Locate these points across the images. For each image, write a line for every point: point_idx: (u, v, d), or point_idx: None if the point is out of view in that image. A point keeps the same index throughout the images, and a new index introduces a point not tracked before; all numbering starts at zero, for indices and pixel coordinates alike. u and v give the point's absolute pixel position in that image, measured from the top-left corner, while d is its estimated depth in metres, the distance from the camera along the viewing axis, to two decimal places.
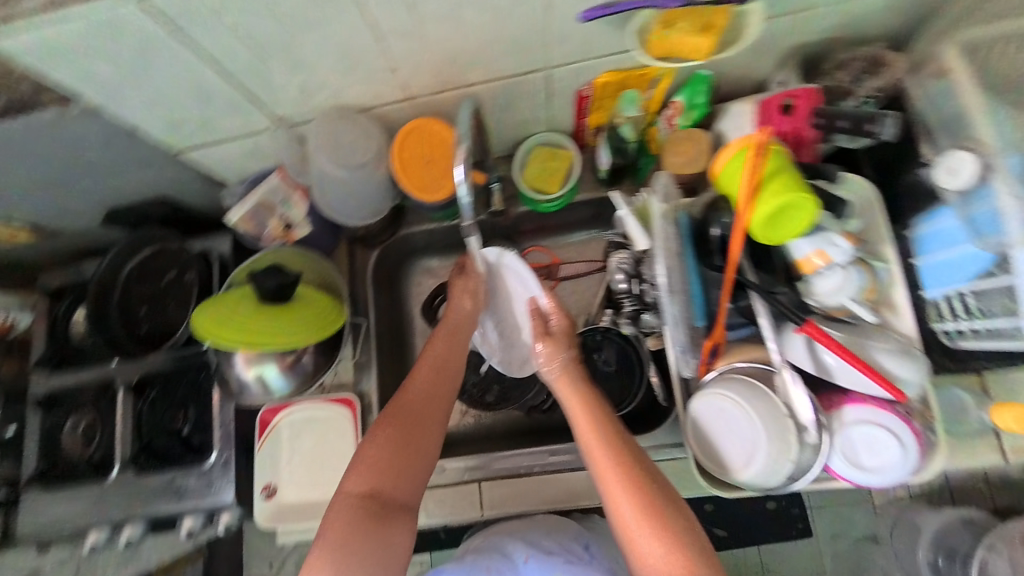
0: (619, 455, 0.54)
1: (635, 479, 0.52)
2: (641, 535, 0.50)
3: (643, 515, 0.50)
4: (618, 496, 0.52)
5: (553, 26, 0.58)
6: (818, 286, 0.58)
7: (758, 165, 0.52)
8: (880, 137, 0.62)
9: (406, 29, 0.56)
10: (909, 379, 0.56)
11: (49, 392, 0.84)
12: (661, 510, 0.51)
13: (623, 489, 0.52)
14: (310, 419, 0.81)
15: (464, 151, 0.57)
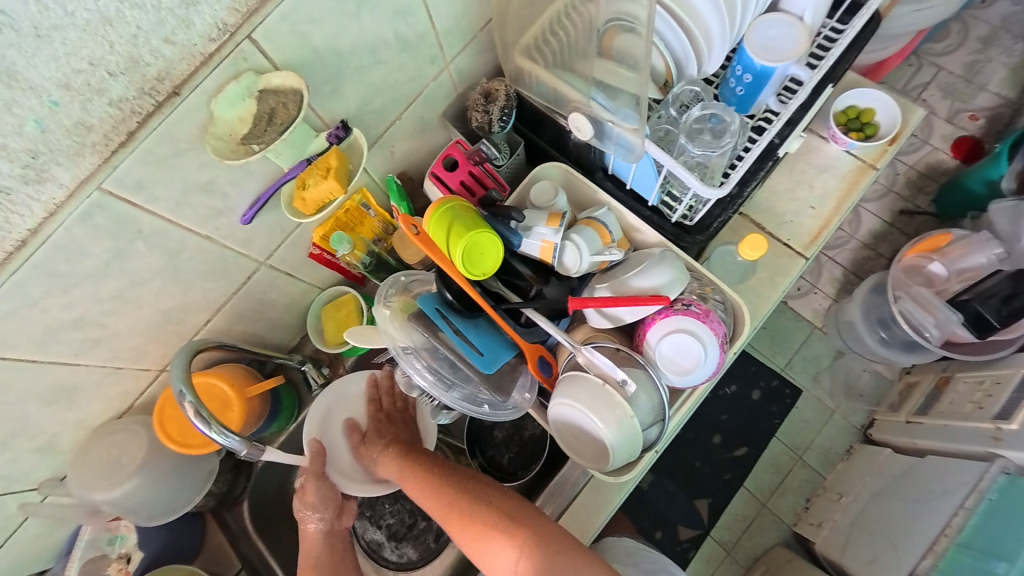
0: (451, 497, 0.63)
1: (467, 509, 0.61)
2: (488, 544, 0.58)
3: (481, 529, 0.59)
4: (458, 529, 0.61)
5: (227, 243, 0.63)
6: (566, 264, 0.66)
7: (429, 238, 0.58)
8: (495, 158, 0.74)
9: (92, 339, 0.56)
10: (665, 284, 0.62)
11: None
12: (460, 499, 0.62)
13: (463, 524, 0.61)
14: None
15: (192, 405, 0.57)
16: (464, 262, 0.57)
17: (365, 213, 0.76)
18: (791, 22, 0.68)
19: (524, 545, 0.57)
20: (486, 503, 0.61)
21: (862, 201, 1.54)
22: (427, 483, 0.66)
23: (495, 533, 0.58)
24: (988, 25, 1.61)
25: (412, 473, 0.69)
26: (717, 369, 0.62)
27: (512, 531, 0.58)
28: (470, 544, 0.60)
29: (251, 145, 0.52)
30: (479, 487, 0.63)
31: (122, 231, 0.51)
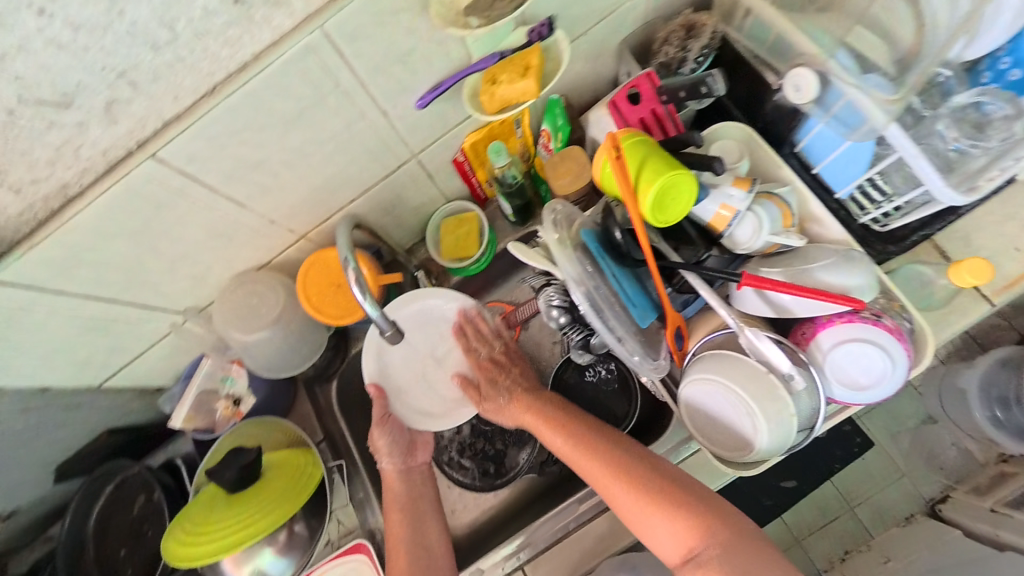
0: (600, 454, 0.60)
1: (615, 459, 0.59)
2: (647, 511, 0.54)
3: (637, 495, 0.55)
4: (609, 481, 0.58)
5: (397, 124, 0.61)
6: (739, 235, 0.60)
7: (621, 166, 0.54)
8: (716, 93, 0.65)
9: (264, 187, 0.57)
10: (855, 287, 0.56)
11: None
12: (605, 450, 0.60)
13: (620, 488, 0.57)
14: None
15: (355, 273, 0.57)
16: (657, 200, 0.52)
17: (514, 129, 0.74)
18: None
19: (686, 511, 0.53)
20: (643, 471, 0.57)
21: None
22: (563, 428, 0.64)
23: (652, 491, 0.55)
24: None
25: (544, 417, 0.67)
26: (891, 393, 0.55)
27: (672, 506, 0.53)
28: (621, 498, 0.56)
29: (472, 20, 0.52)
30: (633, 451, 0.59)
31: (325, 80, 0.49)
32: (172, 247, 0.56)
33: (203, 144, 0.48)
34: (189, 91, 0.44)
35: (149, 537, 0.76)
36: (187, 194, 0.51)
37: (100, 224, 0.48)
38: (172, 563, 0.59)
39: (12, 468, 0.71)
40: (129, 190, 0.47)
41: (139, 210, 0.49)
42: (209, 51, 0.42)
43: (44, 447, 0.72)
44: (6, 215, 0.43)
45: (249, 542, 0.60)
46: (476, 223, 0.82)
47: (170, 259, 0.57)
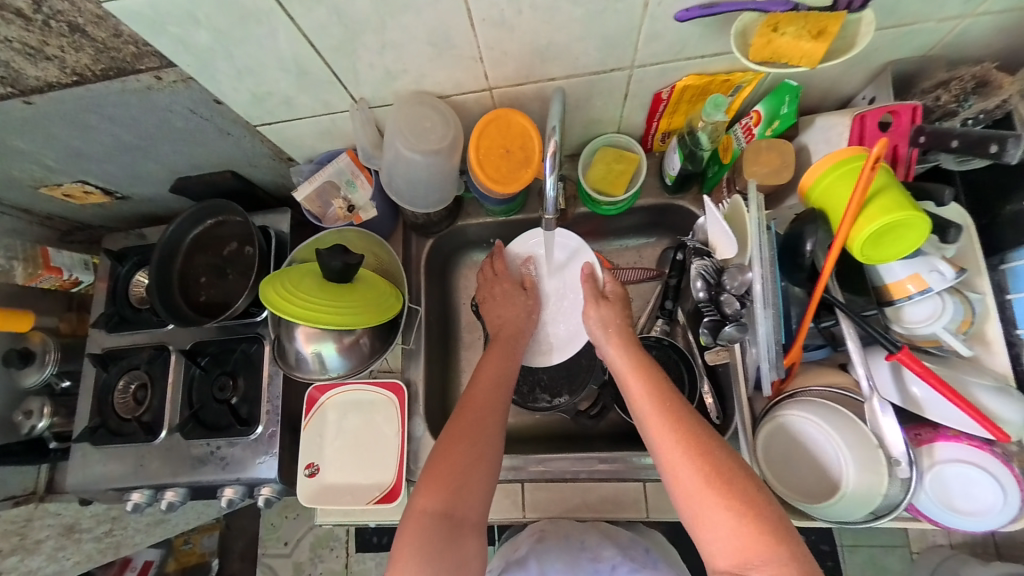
0: (687, 427, 0.53)
1: (695, 440, 0.51)
2: (713, 511, 0.48)
3: (707, 487, 0.48)
4: (682, 459, 0.51)
5: (647, 23, 0.57)
6: (913, 312, 0.55)
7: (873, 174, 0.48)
8: (1007, 160, 0.54)
9: (501, 17, 0.55)
10: (1004, 419, 0.52)
11: (101, 351, 0.88)
12: (683, 423, 0.53)
13: (692, 474, 0.50)
14: (358, 401, 0.80)
15: (556, 147, 0.56)
16: (885, 226, 0.48)
17: (733, 94, 0.69)
18: None
19: (762, 527, 0.46)
20: (731, 468, 0.49)
21: None
22: (651, 384, 0.58)
23: (731, 494, 0.48)
24: None
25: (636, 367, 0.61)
26: (965, 526, 0.53)
27: (748, 516, 0.46)
28: (688, 484, 0.50)
29: None
30: (715, 437, 0.52)
31: None
32: (394, 31, 0.56)
33: None
34: None
35: (228, 278, 0.83)
36: None
37: None
38: (268, 307, 0.64)
39: (152, 158, 0.77)
40: None
41: None
42: None
43: (182, 155, 0.78)
44: None
45: (331, 326, 0.64)
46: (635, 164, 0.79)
47: (384, 43, 0.57)
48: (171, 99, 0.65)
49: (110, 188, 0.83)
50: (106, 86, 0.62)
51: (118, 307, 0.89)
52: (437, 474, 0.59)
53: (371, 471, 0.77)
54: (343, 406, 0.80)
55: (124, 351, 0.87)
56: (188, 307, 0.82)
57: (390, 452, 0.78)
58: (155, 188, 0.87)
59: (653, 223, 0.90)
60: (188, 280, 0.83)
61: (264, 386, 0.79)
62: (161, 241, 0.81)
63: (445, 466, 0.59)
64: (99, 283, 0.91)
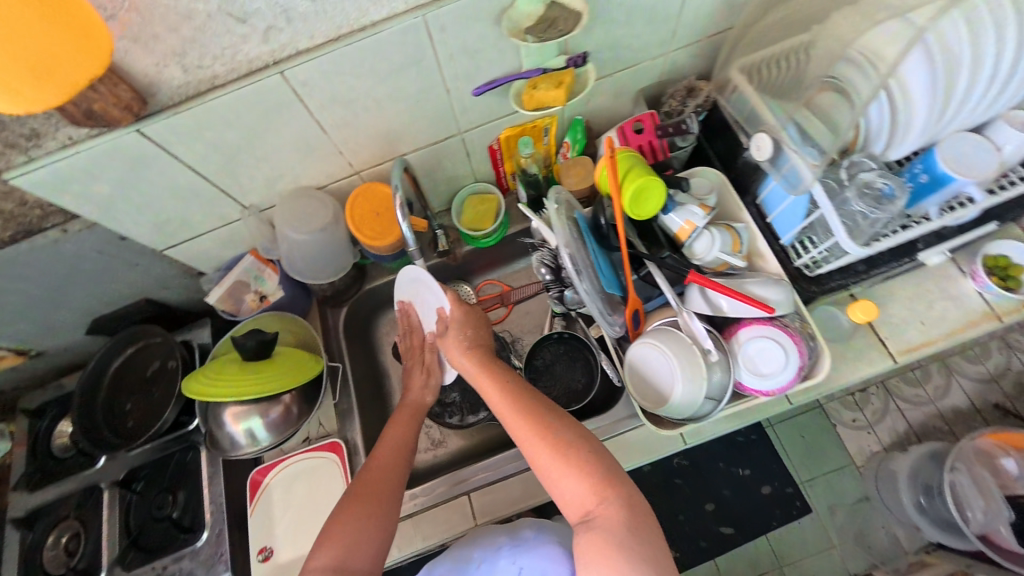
0: (533, 414, 0.66)
1: (539, 422, 0.65)
2: (559, 476, 0.61)
3: (550, 459, 0.62)
4: (530, 441, 0.64)
5: (456, 101, 0.79)
6: (696, 248, 0.76)
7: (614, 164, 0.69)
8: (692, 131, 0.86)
9: (345, 120, 0.74)
10: (775, 300, 0.70)
11: (24, 513, 0.85)
12: (528, 413, 0.66)
13: (541, 450, 0.63)
14: (299, 472, 0.85)
15: (401, 200, 0.72)
16: (636, 194, 0.69)
17: (544, 136, 0.93)
18: (991, 151, 0.73)
19: (592, 477, 0.59)
20: (569, 436, 0.63)
21: (961, 376, 1.80)
22: (504, 387, 0.70)
23: (568, 458, 0.61)
24: None
25: (490, 377, 0.72)
26: (784, 387, 0.68)
27: (583, 471, 0.60)
28: (540, 459, 0.62)
29: (529, 36, 0.68)
30: (557, 415, 0.66)
31: (416, 50, 0.68)
32: (264, 148, 0.72)
33: (318, 75, 0.65)
34: (322, 35, 0.61)
35: (154, 395, 0.88)
36: (291, 109, 0.68)
37: (226, 116, 0.65)
38: (192, 396, 0.71)
39: (66, 303, 0.85)
40: (257, 92, 0.63)
41: (257, 114, 0.66)
42: (344, 12, 0.60)
43: (96, 294, 0.86)
44: (170, 86, 0.60)
45: (258, 393, 0.73)
46: (495, 201, 1.00)
47: (258, 158, 0.74)
48: (79, 246, 0.76)
49: (23, 345, 0.88)
50: (15, 248, 0.71)
51: (40, 462, 0.89)
52: (335, 531, 0.64)
53: None
54: (287, 479, 0.85)
55: (50, 505, 0.85)
56: (116, 436, 0.85)
57: None
58: (71, 334, 0.92)
59: (528, 244, 1.09)
60: (113, 413, 0.86)
61: (204, 489, 0.83)
62: (79, 383, 0.85)
63: (346, 519, 0.65)
64: (17, 443, 0.91)
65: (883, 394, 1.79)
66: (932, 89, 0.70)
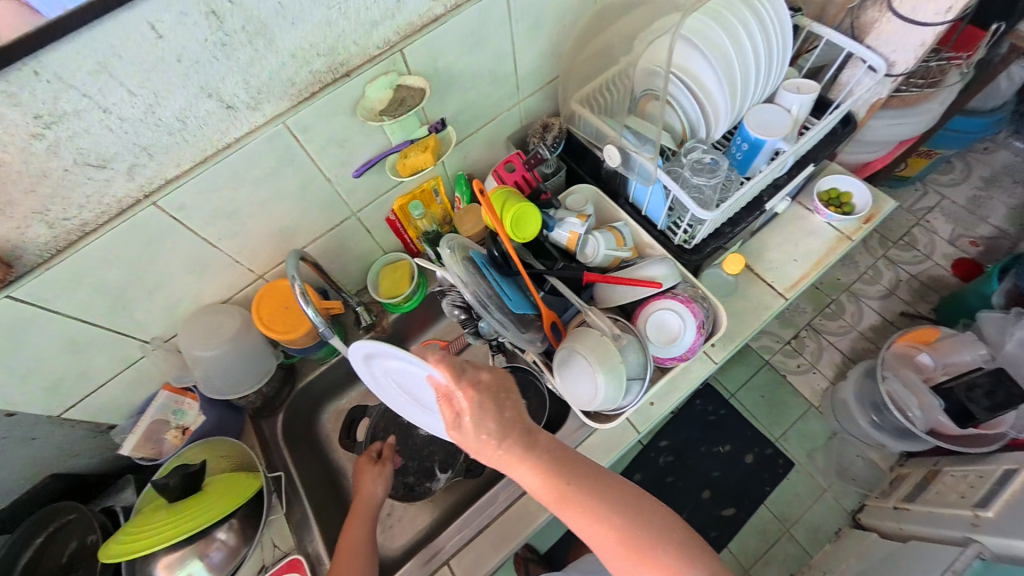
0: (604, 517, 0.56)
1: (601, 514, 0.56)
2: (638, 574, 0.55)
3: (625, 555, 0.56)
4: (603, 535, 0.56)
5: (339, 187, 0.85)
6: (587, 251, 0.86)
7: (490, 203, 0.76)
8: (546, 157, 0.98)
9: (234, 230, 0.77)
10: (662, 275, 0.78)
11: None
12: (592, 507, 0.57)
13: (625, 561, 0.55)
14: None
15: (298, 288, 0.72)
16: (518, 216, 0.76)
17: (434, 197, 1.02)
18: (783, 113, 0.91)
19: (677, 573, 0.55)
20: (637, 526, 0.56)
21: (868, 299, 2.04)
22: (546, 472, 0.58)
23: (648, 555, 0.55)
24: (935, 197, 2.22)
25: (535, 468, 0.58)
26: (693, 350, 0.76)
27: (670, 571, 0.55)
28: (610, 553, 0.56)
29: (384, 118, 0.75)
30: (621, 499, 0.58)
31: (285, 154, 0.74)
32: (154, 278, 0.73)
33: (194, 196, 0.69)
34: (187, 160, 0.65)
35: None
36: (173, 234, 0.71)
37: (103, 258, 0.66)
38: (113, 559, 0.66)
39: None
40: (133, 228, 0.66)
41: (137, 247, 0.68)
42: (204, 136, 0.64)
43: None
44: (35, 244, 0.60)
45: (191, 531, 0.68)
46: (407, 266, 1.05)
47: (150, 289, 0.74)
48: None
49: None
50: None
51: None
52: None
53: None
54: None
55: None
56: None
57: None
58: None
59: None
60: None
61: None
62: None
63: None
64: None
65: (813, 335, 1.97)
66: (720, 80, 0.86)
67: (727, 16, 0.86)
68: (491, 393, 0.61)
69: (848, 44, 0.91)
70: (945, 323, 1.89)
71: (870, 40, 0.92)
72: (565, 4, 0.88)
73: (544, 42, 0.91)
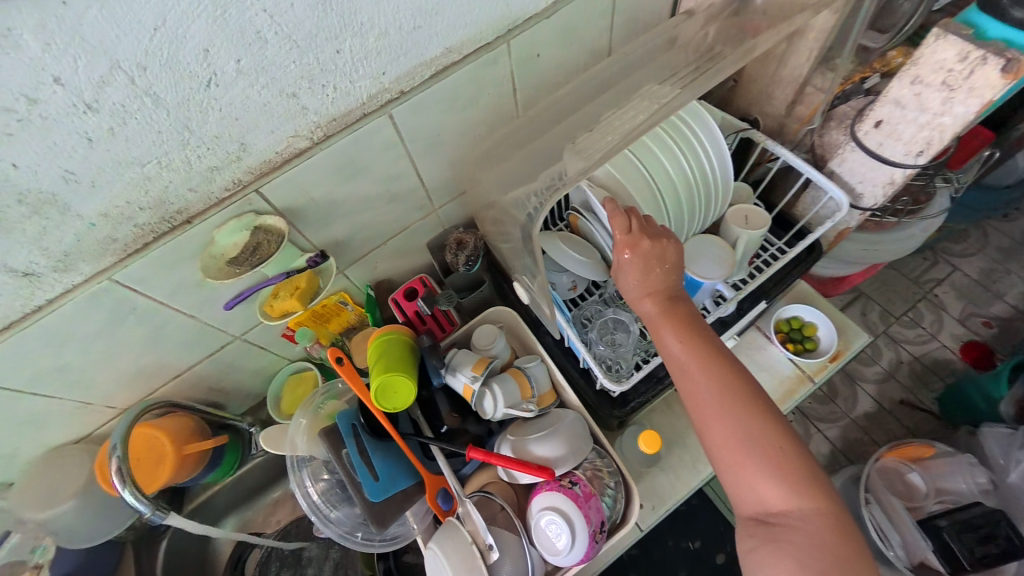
0: (729, 416, 0.58)
1: (713, 406, 0.58)
2: (753, 475, 0.56)
3: (732, 447, 0.57)
4: (730, 432, 0.57)
5: (207, 322, 0.76)
6: (484, 407, 0.73)
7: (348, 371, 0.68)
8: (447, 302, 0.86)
9: (72, 380, 0.69)
10: (556, 458, 0.67)
11: None
12: (732, 406, 0.58)
13: (721, 423, 0.58)
14: None
15: (115, 461, 0.78)
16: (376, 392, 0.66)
17: (342, 308, 0.90)
18: (725, 249, 0.75)
19: (759, 466, 0.55)
20: (754, 422, 0.57)
21: (865, 382, 1.85)
22: (704, 362, 0.61)
23: (772, 444, 0.56)
24: (948, 267, 2.01)
25: (675, 319, 0.64)
26: (586, 556, 0.63)
27: (776, 466, 0.55)
28: (739, 457, 0.56)
29: (233, 269, 0.67)
30: (740, 391, 0.59)
31: (118, 307, 0.64)
32: None
33: (4, 360, 0.61)
34: None
35: None
36: None
37: None
38: None
39: None
40: None
41: None
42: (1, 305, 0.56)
43: None
44: None
45: None
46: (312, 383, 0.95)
47: None
48: None
49: None
50: None
51: None
52: None
53: None
54: None
55: None
56: None
57: None
58: None
59: None
60: None
61: None
62: None
63: None
64: None
65: (801, 422, 1.79)
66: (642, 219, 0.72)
67: (647, 145, 0.75)
68: (649, 257, 0.64)
69: (806, 170, 0.75)
70: (949, 419, 1.69)
71: (831, 166, 0.79)
72: (469, 120, 0.77)
73: (451, 157, 0.81)
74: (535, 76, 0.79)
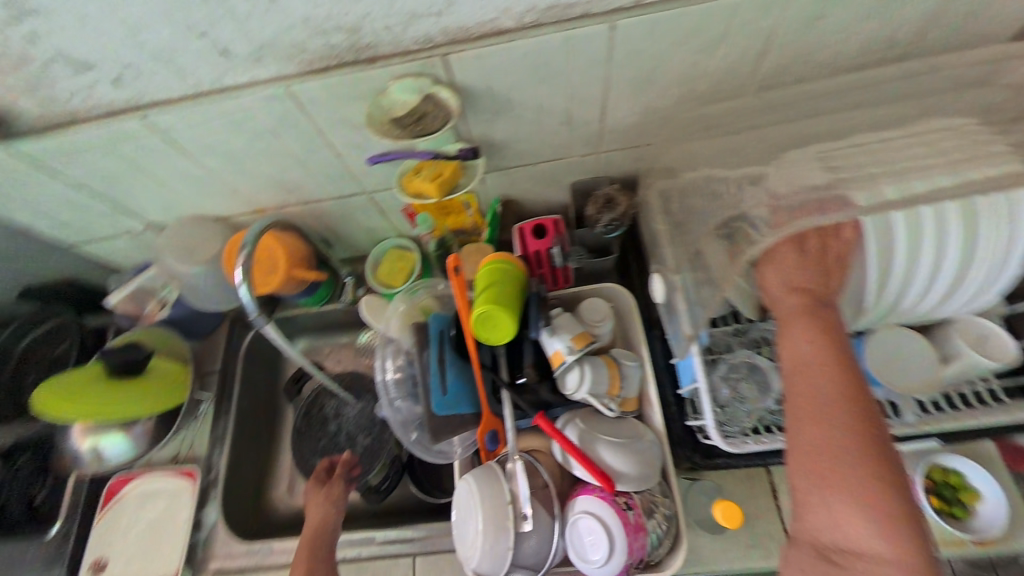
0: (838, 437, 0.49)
1: (821, 421, 0.50)
2: (838, 504, 0.47)
3: (825, 469, 0.48)
4: (832, 455, 0.48)
5: (347, 165, 0.76)
6: (566, 381, 0.66)
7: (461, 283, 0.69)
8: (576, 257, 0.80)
9: (228, 165, 0.75)
10: (622, 472, 0.61)
11: None
12: (843, 429, 0.49)
13: (816, 434, 0.50)
14: (158, 490, 0.92)
15: (243, 258, 0.71)
16: (478, 320, 0.65)
17: (464, 209, 0.85)
18: (928, 357, 0.62)
19: (853, 496, 0.47)
20: (863, 451, 0.48)
21: None
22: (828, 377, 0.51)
23: (877, 481, 0.47)
24: None
25: (813, 324, 0.54)
26: None
27: (871, 500, 0.46)
28: (829, 482, 0.48)
29: (393, 128, 0.63)
30: (860, 417, 0.49)
31: (285, 117, 0.65)
32: (146, 173, 0.75)
33: (185, 122, 0.65)
34: (179, 88, 0.61)
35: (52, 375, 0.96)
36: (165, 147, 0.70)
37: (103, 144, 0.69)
38: (42, 408, 0.79)
39: None
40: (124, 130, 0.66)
41: (128, 146, 0.69)
42: (197, 71, 0.59)
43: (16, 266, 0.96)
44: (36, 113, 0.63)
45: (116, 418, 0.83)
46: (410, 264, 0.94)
47: (145, 180, 0.77)
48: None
49: None
50: None
51: None
52: None
53: (165, 555, 0.86)
54: (143, 495, 0.92)
55: None
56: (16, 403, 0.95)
57: (178, 535, 0.87)
58: None
59: None
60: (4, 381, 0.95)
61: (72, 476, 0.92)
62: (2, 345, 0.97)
63: None
64: None
65: None
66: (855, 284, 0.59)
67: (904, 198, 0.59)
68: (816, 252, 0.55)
69: None
70: None
71: None
72: (697, 64, 0.62)
73: (650, 101, 0.67)
74: (805, 41, 0.60)
